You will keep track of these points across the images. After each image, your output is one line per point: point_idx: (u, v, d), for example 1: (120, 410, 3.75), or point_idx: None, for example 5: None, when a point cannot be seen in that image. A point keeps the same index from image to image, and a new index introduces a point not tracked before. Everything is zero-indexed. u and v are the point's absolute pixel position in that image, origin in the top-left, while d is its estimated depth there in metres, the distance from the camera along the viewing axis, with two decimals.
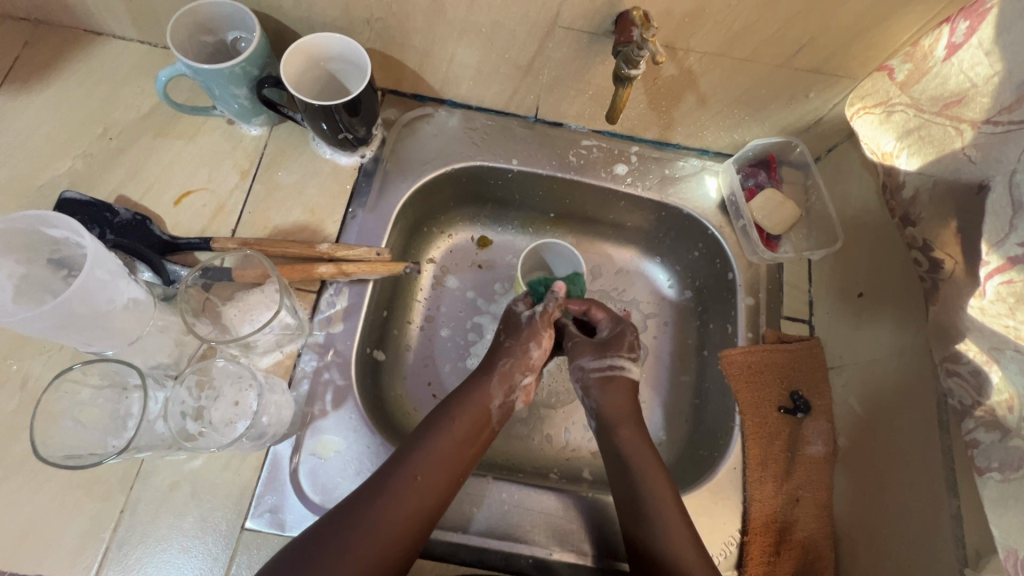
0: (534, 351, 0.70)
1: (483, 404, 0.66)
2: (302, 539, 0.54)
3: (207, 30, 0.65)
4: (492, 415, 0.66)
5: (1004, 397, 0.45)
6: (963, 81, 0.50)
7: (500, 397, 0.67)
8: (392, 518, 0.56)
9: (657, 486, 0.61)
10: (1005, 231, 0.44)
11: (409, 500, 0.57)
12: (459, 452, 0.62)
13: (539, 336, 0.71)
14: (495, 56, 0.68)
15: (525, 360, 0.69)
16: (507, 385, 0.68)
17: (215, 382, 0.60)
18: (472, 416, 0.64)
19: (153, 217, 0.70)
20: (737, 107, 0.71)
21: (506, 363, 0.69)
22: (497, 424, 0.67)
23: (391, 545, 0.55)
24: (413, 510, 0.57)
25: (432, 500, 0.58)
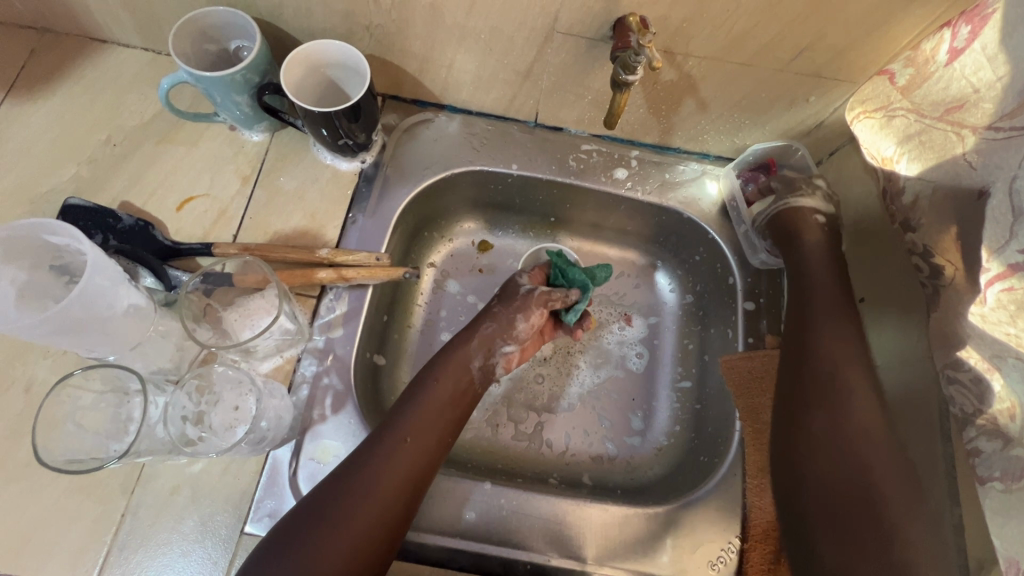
0: (520, 323, 0.72)
1: (464, 366, 0.68)
2: (290, 521, 0.53)
3: (209, 38, 0.66)
4: (473, 376, 0.68)
5: (1006, 405, 0.44)
6: (965, 87, 0.49)
7: (480, 357, 0.70)
8: (385, 479, 0.56)
9: None
10: (1006, 237, 0.44)
11: (391, 465, 0.57)
12: (444, 411, 0.64)
13: (530, 311, 0.72)
14: (493, 62, 0.69)
15: (509, 329, 0.71)
16: (487, 347, 0.70)
17: (215, 387, 0.60)
18: (455, 376, 0.67)
19: (156, 222, 0.70)
20: (737, 111, 0.70)
21: (489, 329, 0.71)
22: (480, 387, 0.69)
23: (387, 506, 0.55)
24: (405, 468, 0.58)
25: (412, 460, 0.58)
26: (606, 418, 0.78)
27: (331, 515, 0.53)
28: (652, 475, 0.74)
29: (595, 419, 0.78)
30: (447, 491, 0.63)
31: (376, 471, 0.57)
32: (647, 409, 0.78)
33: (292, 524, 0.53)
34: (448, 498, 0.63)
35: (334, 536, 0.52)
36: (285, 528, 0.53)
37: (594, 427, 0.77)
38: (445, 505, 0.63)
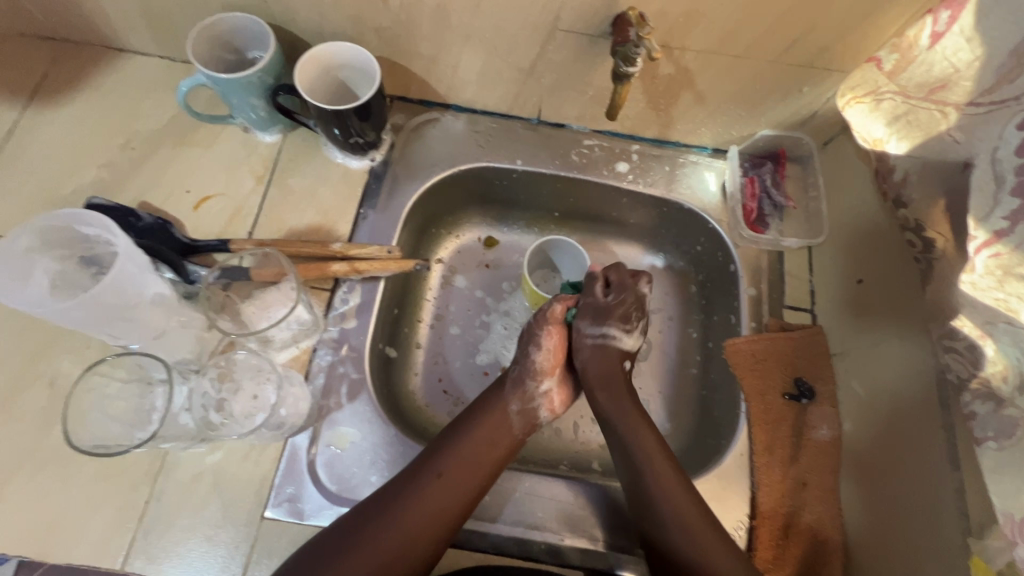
0: (535, 355, 0.69)
1: (500, 412, 0.67)
2: (325, 535, 0.56)
3: (227, 47, 0.69)
4: (512, 420, 0.67)
5: (998, 368, 0.45)
6: (947, 67, 0.50)
7: (517, 401, 0.68)
8: (421, 513, 0.58)
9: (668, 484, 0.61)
10: (990, 205, 0.44)
11: (420, 503, 0.58)
12: (480, 456, 0.63)
13: (540, 339, 0.69)
14: (498, 61, 0.71)
15: (533, 368, 0.69)
16: (522, 391, 0.68)
17: (236, 375, 0.62)
18: (494, 420, 0.66)
19: (173, 221, 0.73)
20: (734, 104, 0.73)
21: (513, 373, 0.70)
22: (520, 432, 0.67)
23: (421, 538, 0.57)
24: (442, 502, 0.59)
25: (443, 503, 0.59)
26: None
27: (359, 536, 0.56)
28: None
29: None
30: None
31: (410, 502, 0.58)
32: (654, 397, 0.80)
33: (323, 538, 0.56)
34: None
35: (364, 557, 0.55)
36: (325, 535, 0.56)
37: None
38: None
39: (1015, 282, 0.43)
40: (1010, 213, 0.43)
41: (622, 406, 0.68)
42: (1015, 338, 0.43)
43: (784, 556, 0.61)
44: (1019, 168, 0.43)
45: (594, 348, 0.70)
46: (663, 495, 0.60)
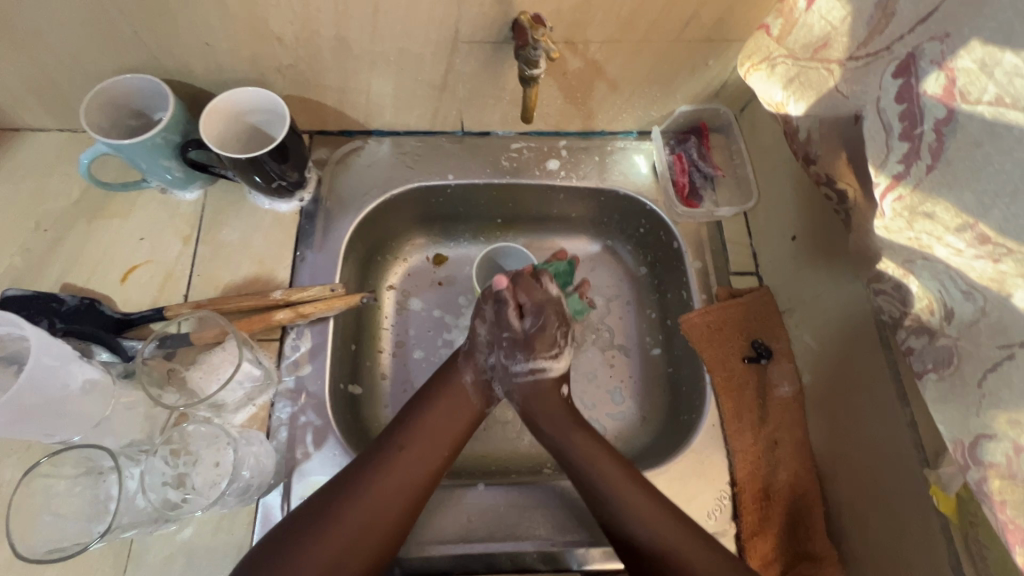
0: (482, 329, 0.70)
1: (456, 384, 0.68)
2: (277, 533, 0.56)
3: (126, 111, 0.67)
4: (470, 394, 0.68)
5: (925, 303, 0.45)
6: (825, 26, 0.48)
7: (471, 373, 0.69)
8: (377, 493, 0.59)
9: (609, 475, 0.61)
10: (884, 152, 0.43)
11: (378, 485, 0.59)
12: (439, 436, 0.64)
13: (483, 310, 0.70)
14: (408, 81, 0.71)
15: (479, 339, 0.70)
16: (473, 363, 0.70)
17: (192, 448, 0.59)
18: (450, 397, 0.67)
19: (102, 298, 0.69)
20: (647, 86, 0.74)
21: (465, 348, 0.71)
22: (479, 404, 0.69)
23: (378, 521, 0.58)
24: (403, 481, 0.60)
25: (401, 486, 0.60)
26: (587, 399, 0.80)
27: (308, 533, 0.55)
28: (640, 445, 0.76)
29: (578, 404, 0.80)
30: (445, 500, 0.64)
31: (365, 481, 0.59)
32: (626, 384, 0.80)
33: (272, 541, 0.55)
34: (449, 505, 0.64)
35: (320, 545, 0.55)
36: (269, 543, 0.55)
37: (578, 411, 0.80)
38: (444, 513, 0.64)
39: (922, 221, 0.42)
40: (905, 156, 0.42)
41: (576, 441, 0.64)
42: (933, 272, 0.43)
43: (769, 517, 0.62)
44: (904, 114, 0.42)
45: (526, 384, 0.68)
46: (617, 479, 0.61)
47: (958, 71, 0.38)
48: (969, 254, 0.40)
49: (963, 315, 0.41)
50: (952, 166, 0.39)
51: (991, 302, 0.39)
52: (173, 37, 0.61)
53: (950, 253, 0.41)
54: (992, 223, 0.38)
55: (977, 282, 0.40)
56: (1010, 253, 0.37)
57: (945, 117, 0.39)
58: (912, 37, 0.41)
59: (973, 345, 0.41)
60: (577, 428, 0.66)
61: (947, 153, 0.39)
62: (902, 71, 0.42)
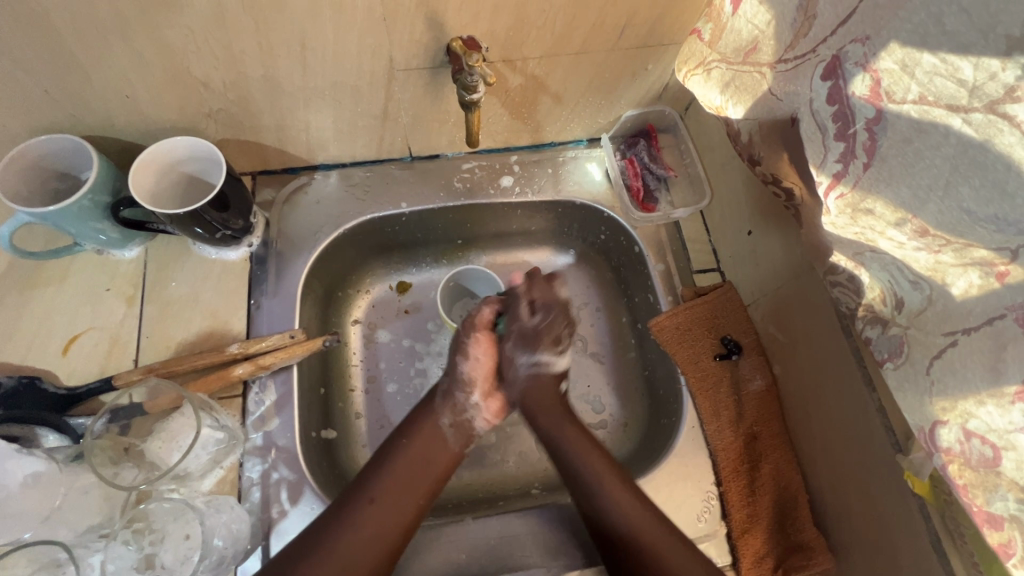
0: (464, 365, 0.68)
1: (431, 428, 0.66)
2: None
3: (47, 175, 0.62)
4: (446, 436, 0.66)
5: (876, 293, 0.46)
6: (752, 30, 0.49)
7: (448, 415, 0.67)
8: (357, 541, 0.57)
9: (596, 467, 0.63)
10: (823, 152, 0.44)
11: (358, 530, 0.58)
12: (416, 481, 0.63)
13: (466, 346, 0.68)
14: (347, 114, 0.69)
15: (462, 379, 0.68)
16: (452, 405, 0.67)
17: (156, 524, 0.56)
18: (424, 443, 0.65)
19: (43, 374, 0.65)
20: (590, 95, 0.74)
21: (444, 386, 0.69)
22: (457, 446, 0.67)
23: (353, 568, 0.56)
24: (381, 526, 0.59)
25: (381, 531, 0.59)
26: None
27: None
28: (624, 453, 0.76)
29: None
30: (434, 540, 0.64)
31: (340, 529, 0.57)
32: (605, 392, 0.80)
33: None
34: (439, 546, 0.63)
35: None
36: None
37: None
38: (434, 555, 0.63)
39: (865, 217, 0.43)
40: (842, 155, 0.42)
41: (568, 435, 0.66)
42: (881, 263, 0.44)
43: (757, 511, 0.63)
44: (836, 114, 0.42)
45: (527, 377, 0.67)
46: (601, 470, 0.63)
47: (881, 72, 0.39)
48: (911, 246, 0.41)
49: (913, 303, 0.42)
50: (886, 163, 0.40)
51: (937, 291, 0.40)
52: (88, 93, 0.58)
53: (894, 246, 0.42)
54: (929, 216, 0.38)
55: (922, 272, 0.41)
56: (949, 244, 0.38)
57: (875, 117, 0.40)
58: (835, 39, 0.42)
59: (923, 333, 0.42)
60: (566, 421, 0.67)
61: (880, 150, 0.40)
62: (829, 73, 0.42)
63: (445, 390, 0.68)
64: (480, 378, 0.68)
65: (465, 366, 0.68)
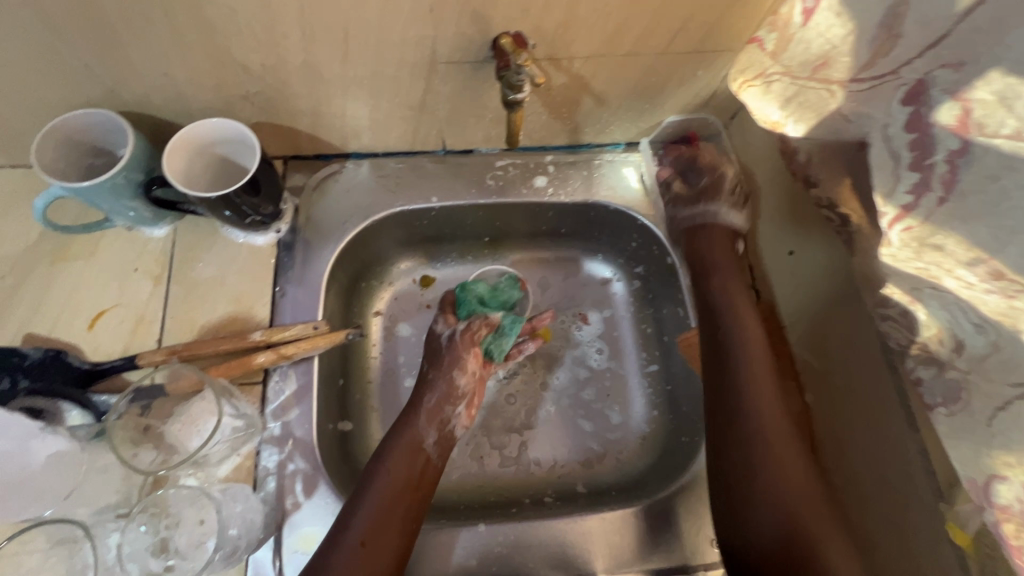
0: (459, 379, 0.71)
1: (416, 445, 0.65)
2: None
3: (83, 149, 0.62)
4: (429, 452, 0.65)
5: (933, 332, 0.44)
6: (824, 43, 0.46)
7: (433, 433, 0.67)
8: None
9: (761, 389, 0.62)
10: (893, 181, 0.42)
11: (350, 569, 0.55)
12: (402, 504, 0.60)
13: (463, 360, 0.72)
14: (384, 104, 0.67)
15: (454, 391, 0.70)
16: (438, 420, 0.68)
17: (172, 509, 0.56)
18: (404, 461, 0.63)
19: (69, 348, 0.65)
20: (634, 99, 0.72)
21: (431, 402, 0.69)
22: (437, 459, 0.66)
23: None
24: (374, 553, 0.56)
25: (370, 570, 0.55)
26: (587, 420, 0.79)
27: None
28: (641, 467, 0.75)
29: (576, 425, 0.79)
30: (439, 543, 0.62)
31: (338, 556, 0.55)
32: (625, 403, 0.79)
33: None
34: (448, 550, 0.62)
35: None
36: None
37: (577, 432, 0.78)
38: (440, 559, 0.61)
39: (931, 252, 0.41)
40: (913, 187, 0.40)
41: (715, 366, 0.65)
42: (943, 301, 0.42)
43: None
44: (913, 143, 0.40)
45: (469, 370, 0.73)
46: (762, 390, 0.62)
47: (973, 102, 0.36)
48: (981, 288, 0.38)
49: (975, 348, 0.40)
50: (964, 199, 0.37)
51: (1005, 338, 0.37)
52: (128, 69, 0.57)
53: (961, 285, 0.40)
54: (1007, 258, 0.36)
55: (991, 317, 0.38)
56: None
57: (959, 149, 0.37)
58: (921, 62, 0.39)
59: (985, 380, 0.39)
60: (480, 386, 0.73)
61: (959, 186, 0.37)
62: (911, 98, 0.40)
63: (429, 413, 0.68)
64: (469, 392, 0.72)
65: (461, 378, 0.71)
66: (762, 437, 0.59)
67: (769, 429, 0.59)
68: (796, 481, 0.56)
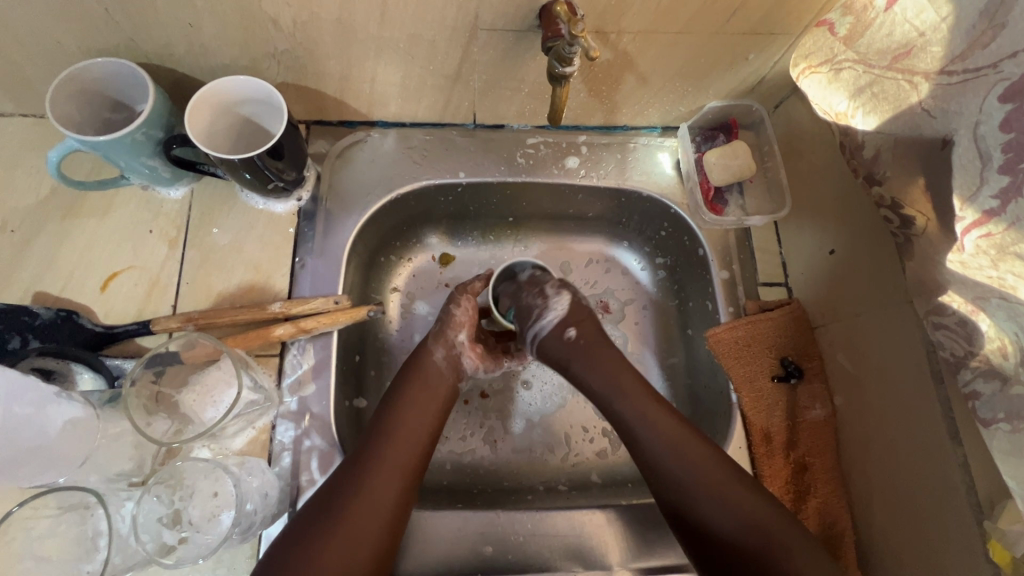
0: (454, 309, 0.70)
1: (429, 365, 0.66)
2: (281, 542, 0.53)
3: (101, 101, 0.58)
4: (440, 368, 0.66)
5: (996, 344, 0.42)
6: (909, 31, 0.43)
7: (441, 350, 0.68)
8: (376, 488, 0.56)
9: (665, 424, 0.59)
10: (977, 183, 0.40)
11: (378, 479, 0.56)
12: (421, 418, 0.62)
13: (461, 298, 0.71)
14: (419, 70, 0.64)
15: (453, 319, 0.70)
16: (443, 341, 0.68)
17: (186, 482, 0.54)
18: (422, 380, 0.65)
19: (81, 309, 0.63)
20: (679, 80, 0.68)
21: (433, 329, 0.69)
22: (452, 379, 0.67)
23: (385, 499, 0.55)
24: (399, 462, 0.58)
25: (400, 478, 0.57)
26: None
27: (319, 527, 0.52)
28: None
29: (592, 413, 0.77)
30: (457, 527, 0.61)
31: (368, 463, 0.57)
32: None
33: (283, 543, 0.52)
34: (460, 535, 0.61)
35: (337, 534, 0.52)
36: (287, 536, 0.53)
37: (592, 421, 0.77)
38: (457, 545, 0.60)
39: (1010, 262, 0.38)
40: (1001, 191, 0.38)
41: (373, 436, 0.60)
42: (1011, 313, 0.40)
43: None
44: (1008, 144, 0.37)
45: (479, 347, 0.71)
46: (668, 428, 0.59)
47: None
48: None
49: None
50: None
51: None
52: (151, 17, 0.53)
53: None
54: None
55: None
56: None
57: None
58: None
59: None
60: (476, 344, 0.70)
61: None
62: (1009, 94, 0.37)
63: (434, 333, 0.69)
64: (470, 322, 0.71)
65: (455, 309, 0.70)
66: (686, 462, 0.57)
67: (692, 459, 0.57)
68: (755, 520, 0.54)
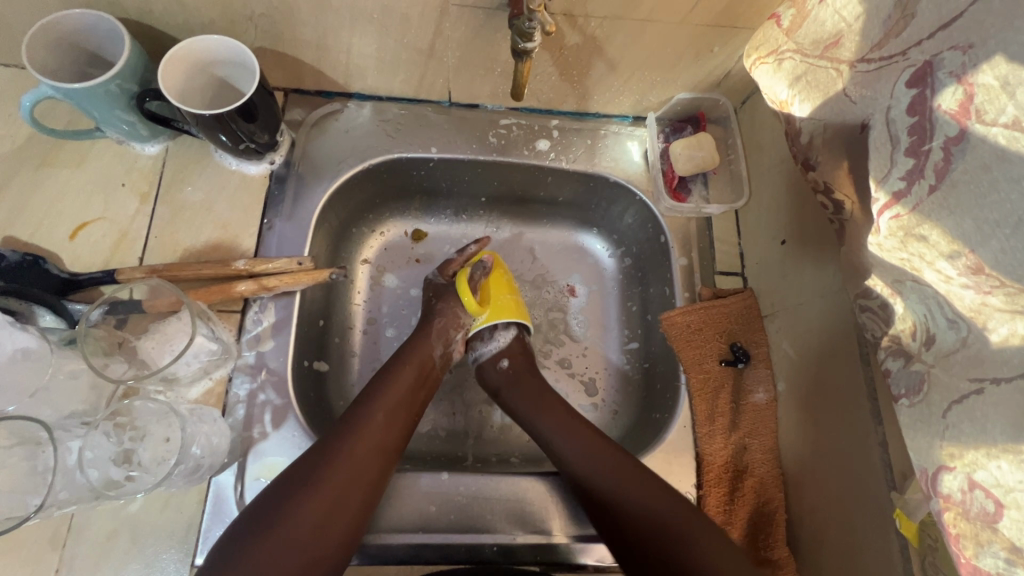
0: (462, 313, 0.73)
1: (424, 354, 0.69)
2: (255, 507, 0.53)
3: (78, 51, 0.60)
4: (436, 362, 0.69)
5: (907, 325, 0.44)
6: (838, 21, 0.46)
7: (440, 346, 0.71)
8: (353, 465, 0.57)
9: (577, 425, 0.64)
10: (888, 166, 0.42)
11: (358, 462, 0.57)
12: (408, 405, 0.64)
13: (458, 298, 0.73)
14: (393, 43, 0.65)
15: (456, 319, 0.73)
16: (445, 338, 0.71)
17: (138, 423, 0.56)
18: (416, 368, 0.67)
19: (47, 256, 0.64)
20: (646, 70, 0.70)
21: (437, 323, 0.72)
22: (441, 372, 0.70)
23: (365, 478, 0.57)
24: (384, 441, 0.60)
25: (379, 465, 0.58)
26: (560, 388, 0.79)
27: (294, 494, 0.54)
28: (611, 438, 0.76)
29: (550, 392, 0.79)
30: (406, 488, 0.63)
31: (348, 438, 0.58)
32: (601, 375, 0.80)
33: (260, 505, 0.53)
34: (408, 496, 0.62)
35: (311, 505, 0.53)
36: (258, 505, 0.54)
37: None
38: (404, 503, 0.62)
39: (916, 243, 0.41)
40: (908, 172, 0.41)
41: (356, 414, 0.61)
42: (922, 295, 0.42)
43: (733, 519, 0.62)
44: (913, 127, 0.40)
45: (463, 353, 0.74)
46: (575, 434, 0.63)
47: (977, 87, 0.36)
48: (958, 282, 0.39)
49: (945, 343, 0.40)
50: (956, 190, 0.37)
51: (974, 334, 0.38)
52: None
53: (939, 280, 0.40)
54: (988, 253, 0.36)
55: (964, 312, 0.38)
56: (1002, 287, 0.35)
57: (956, 136, 0.37)
58: (931, 44, 0.39)
59: (948, 374, 0.40)
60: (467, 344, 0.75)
61: (952, 175, 0.38)
62: (916, 80, 0.40)
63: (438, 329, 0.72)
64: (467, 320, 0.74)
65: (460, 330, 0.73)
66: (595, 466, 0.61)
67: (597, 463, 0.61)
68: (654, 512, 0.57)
